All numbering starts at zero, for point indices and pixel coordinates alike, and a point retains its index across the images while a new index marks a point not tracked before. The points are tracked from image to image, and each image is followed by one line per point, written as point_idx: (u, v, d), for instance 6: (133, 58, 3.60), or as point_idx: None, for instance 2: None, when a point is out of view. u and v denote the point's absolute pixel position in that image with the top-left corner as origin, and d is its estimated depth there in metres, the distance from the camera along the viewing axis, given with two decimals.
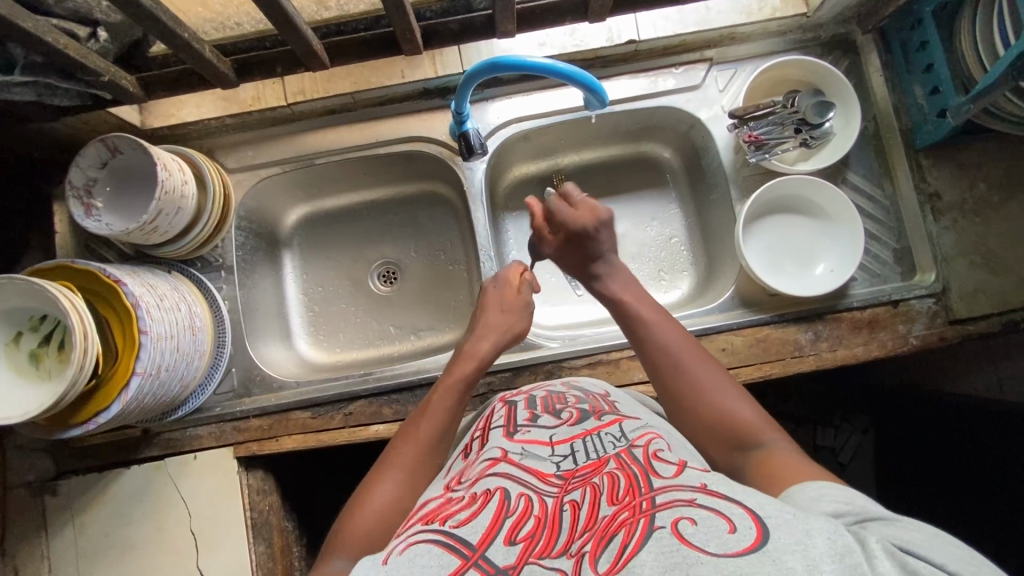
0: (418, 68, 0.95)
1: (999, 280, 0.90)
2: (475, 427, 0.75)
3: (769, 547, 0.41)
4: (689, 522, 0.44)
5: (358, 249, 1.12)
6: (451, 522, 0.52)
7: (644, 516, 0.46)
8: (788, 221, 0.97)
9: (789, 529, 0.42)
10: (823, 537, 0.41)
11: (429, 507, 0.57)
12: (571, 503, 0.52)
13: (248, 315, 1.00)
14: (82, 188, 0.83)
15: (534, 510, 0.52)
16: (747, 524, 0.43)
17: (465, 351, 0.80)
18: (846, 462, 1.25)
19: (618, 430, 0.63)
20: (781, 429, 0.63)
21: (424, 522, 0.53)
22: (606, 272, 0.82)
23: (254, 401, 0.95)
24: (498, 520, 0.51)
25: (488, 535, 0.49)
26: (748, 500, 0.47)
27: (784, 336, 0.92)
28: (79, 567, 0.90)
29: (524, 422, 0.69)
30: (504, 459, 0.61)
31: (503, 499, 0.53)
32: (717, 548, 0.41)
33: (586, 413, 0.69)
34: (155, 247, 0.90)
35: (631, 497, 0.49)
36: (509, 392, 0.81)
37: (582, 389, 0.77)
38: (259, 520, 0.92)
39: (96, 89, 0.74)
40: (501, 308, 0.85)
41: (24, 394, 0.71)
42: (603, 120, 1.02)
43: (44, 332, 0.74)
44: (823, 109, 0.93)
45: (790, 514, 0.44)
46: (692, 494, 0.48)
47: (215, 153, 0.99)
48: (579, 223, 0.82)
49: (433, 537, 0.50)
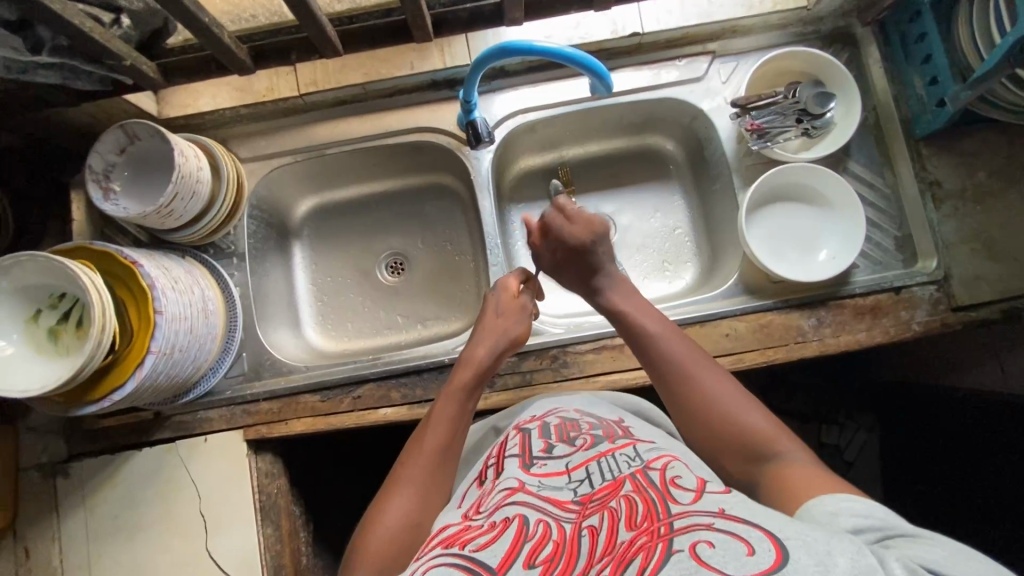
0: (428, 60, 0.98)
1: (1000, 267, 0.91)
2: (488, 454, 0.76)
3: (789, 569, 0.42)
4: (707, 545, 0.46)
5: (367, 240, 1.14)
6: (471, 547, 0.54)
7: (662, 540, 0.48)
8: (791, 209, 0.99)
9: (808, 548, 0.44)
10: (845, 557, 0.43)
11: (449, 532, 0.59)
12: (589, 528, 0.53)
13: (259, 302, 1.01)
14: (101, 172, 0.86)
15: (552, 534, 0.54)
16: (766, 546, 0.45)
17: (464, 359, 0.81)
18: (851, 461, 1.26)
19: (632, 451, 0.64)
20: (797, 439, 0.63)
21: (443, 546, 0.56)
22: (608, 285, 0.83)
23: (264, 384, 0.97)
24: (517, 543, 0.53)
25: (508, 557, 0.51)
26: (766, 522, 0.48)
27: (787, 322, 0.93)
28: (89, 548, 0.91)
29: (539, 454, 0.68)
30: (522, 488, 0.61)
31: (522, 523, 0.55)
32: (735, 570, 0.43)
33: (599, 437, 0.69)
34: (168, 232, 0.92)
35: (649, 522, 0.50)
36: (521, 417, 0.81)
37: (595, 416, 0.77)
38: (268, 503, 0.93)
39: (119, 74, 0.78)
40: (500, 312, 0.86)
41: (45, 367, 0.73)
42: (607, 112, 1.04)
43: (62, 309, 0.76)
44: (823, 100, 0.96)
45: (810, 536, 0.46)
46: (710, 518, 0.49)
47: (229, 143, 1.02)
48: (578, 237, 0.85)
49: (452, 561, 0.52)
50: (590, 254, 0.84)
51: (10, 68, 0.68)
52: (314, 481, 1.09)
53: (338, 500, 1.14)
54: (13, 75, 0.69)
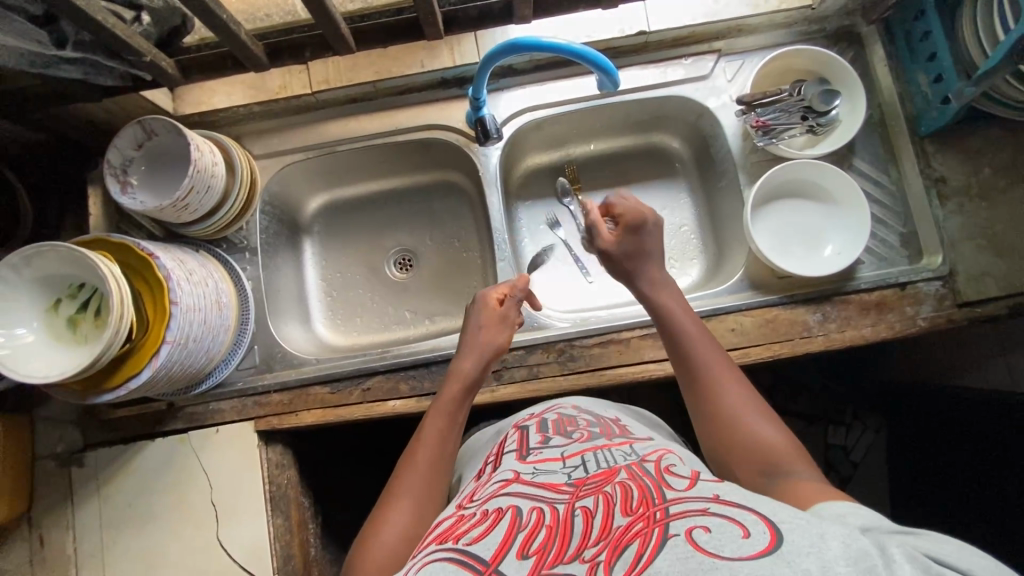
0: (437, 59, 0.99)
1: (1005, 262, 0.91)
2: (489, 454, 0.77)
3: (784, 549, 0.42)
4: (703, 530, 0.46)
5: (376, 237, 1.15)
6: (465, 540, 0.53)
7: (658, 526, 0.47)
8: (795, 206, 0.99)
9: (803, 532, 0.44)
10: (838, 540, 0.43)
11: (443, 527, 0.59)
12: (583, 509, 0.53)
13: (271, 296, 1.03)
14: (119, 167, 0.88)
15: (545, 520, 0.53)
16: (761, 529, 0.45)
17: (451, 372, 0.82)
18: (857, 462, 1.28)
19: (629, 447, 0.65)
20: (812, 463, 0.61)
21: (438, 542, 0.56)
22: (655, 272, 0.83)
23: (275, 376, 0.98)
24: (511, 534, 0.52)
25: (501, 549, 0.50)
26: (760, 507, 0.48)
27: (792, 317, 0.93)
28: (102, 536, 0.92)
29: (536, 444, 0.70)
30: (516, 479, 0.62)
31: (515, 515, 0.55)
32: (732, 552, 0.43)
33: (596, 434, 0.70)
34: (182, 226, 0.94)
35: (645, 508, 0.50)
36: (521, 418, 0.83)
37: (593, 414, 0.79)
38: (277, 493, 0.94)
39: (138, 69, 0.80)
40: (479, 326, 0.86)
41: (64, 356, 0.75)
42: (615, 109, 1.06)
43: (81, 299, 0.78)
44: (830, 97, 0.96)
45: (803, 520, 0.46)
46: (704, 504, 0.50)
47: (243, 140, 1.04)
48: (639, 209, 0.86)
49: (447, 556, 0.51)
50: (650, 230, 0.85)
51: (34, 62, 0.69)
52: (324, 473, 1.11)
53: (347, 494, 1.15)
54: (36, 70, 0.70)
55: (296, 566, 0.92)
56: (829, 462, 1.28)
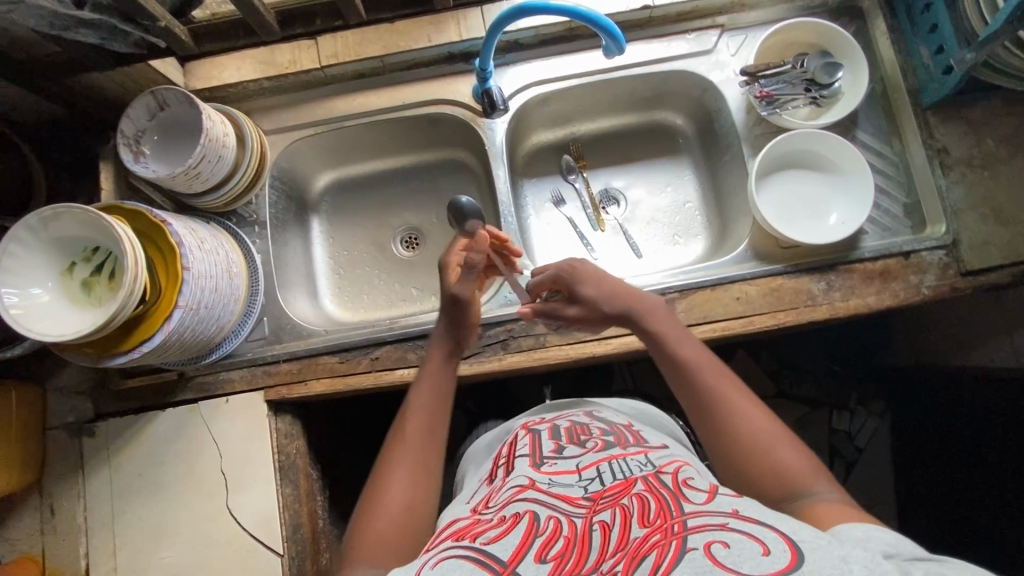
0: (444, 32, 1.00)
1: (1009, 232, 0.92)
2: (497, 455, 0.76)
3: (805, 568, 0.43)
4: (722, 545, 0.46)
5: (383, 215, 1.17)
6: (482, 540, 0.54)
7: (676, 538, 0.48)
8: (800, 178, 1.00)
9: (824, 553, 0.45)
10: (859, 564, 0.43)
11: (459, 526, 0.59)
12: (600, 524, 0.53)
13: (280, 269, 1.04)
14: (132, 137, 0.89)
15: (563, 530, 0.53)
16: (781, 547, 0.45)
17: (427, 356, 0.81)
18: (862, 446, 1.30)
19: (643, 457, 0.64)
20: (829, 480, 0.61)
21: (454, 539, 0.56)
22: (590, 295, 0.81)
23: (284, 346, 0.99)
24: (528, 539, 0.53)
25: (518, 552, 0.51)
26: (781, 526, 0.49)
27: (797, 286, 0.94)
28: (113, 505, 0.93)
29: (549, 453, 0.68)
30: (532, 486, 0.61)
31: (533, 519, 0.55)
32: (751, 569, 0.43)
33: (611, 442, 0.69)
34: (194, 197, 0.96)
35: (662, 520, 0.50)
36: (532, 419, 0.82)
37: (606, 421, 0.76)
38: (286, 462, 0.94)
39: (152, 35, 0.84)
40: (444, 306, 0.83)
41: (78, 317, 0.76)
42: (617, 85, 1.07)
43: (96, 262, 0.79)
44: (832, 69, 0.98)
45: (824, 541, 0.47)
46: (724, 518, 0.50)
47: (253, 116, 1.05)
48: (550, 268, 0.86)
49: (464, 554, 0.52)
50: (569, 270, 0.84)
51: (53, 24, 0.72)
52: (334, 447, 1.11)
53: (353, 469, 1.15)
54: (55, 32, 0.73)
55: (304, 535, 0.93)
56: (833, 449, 1.30)
